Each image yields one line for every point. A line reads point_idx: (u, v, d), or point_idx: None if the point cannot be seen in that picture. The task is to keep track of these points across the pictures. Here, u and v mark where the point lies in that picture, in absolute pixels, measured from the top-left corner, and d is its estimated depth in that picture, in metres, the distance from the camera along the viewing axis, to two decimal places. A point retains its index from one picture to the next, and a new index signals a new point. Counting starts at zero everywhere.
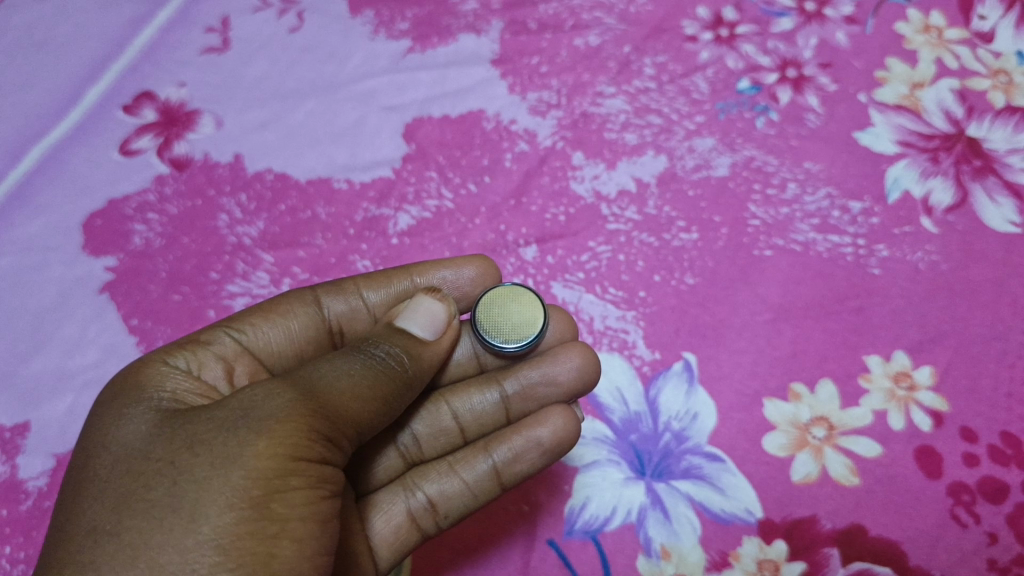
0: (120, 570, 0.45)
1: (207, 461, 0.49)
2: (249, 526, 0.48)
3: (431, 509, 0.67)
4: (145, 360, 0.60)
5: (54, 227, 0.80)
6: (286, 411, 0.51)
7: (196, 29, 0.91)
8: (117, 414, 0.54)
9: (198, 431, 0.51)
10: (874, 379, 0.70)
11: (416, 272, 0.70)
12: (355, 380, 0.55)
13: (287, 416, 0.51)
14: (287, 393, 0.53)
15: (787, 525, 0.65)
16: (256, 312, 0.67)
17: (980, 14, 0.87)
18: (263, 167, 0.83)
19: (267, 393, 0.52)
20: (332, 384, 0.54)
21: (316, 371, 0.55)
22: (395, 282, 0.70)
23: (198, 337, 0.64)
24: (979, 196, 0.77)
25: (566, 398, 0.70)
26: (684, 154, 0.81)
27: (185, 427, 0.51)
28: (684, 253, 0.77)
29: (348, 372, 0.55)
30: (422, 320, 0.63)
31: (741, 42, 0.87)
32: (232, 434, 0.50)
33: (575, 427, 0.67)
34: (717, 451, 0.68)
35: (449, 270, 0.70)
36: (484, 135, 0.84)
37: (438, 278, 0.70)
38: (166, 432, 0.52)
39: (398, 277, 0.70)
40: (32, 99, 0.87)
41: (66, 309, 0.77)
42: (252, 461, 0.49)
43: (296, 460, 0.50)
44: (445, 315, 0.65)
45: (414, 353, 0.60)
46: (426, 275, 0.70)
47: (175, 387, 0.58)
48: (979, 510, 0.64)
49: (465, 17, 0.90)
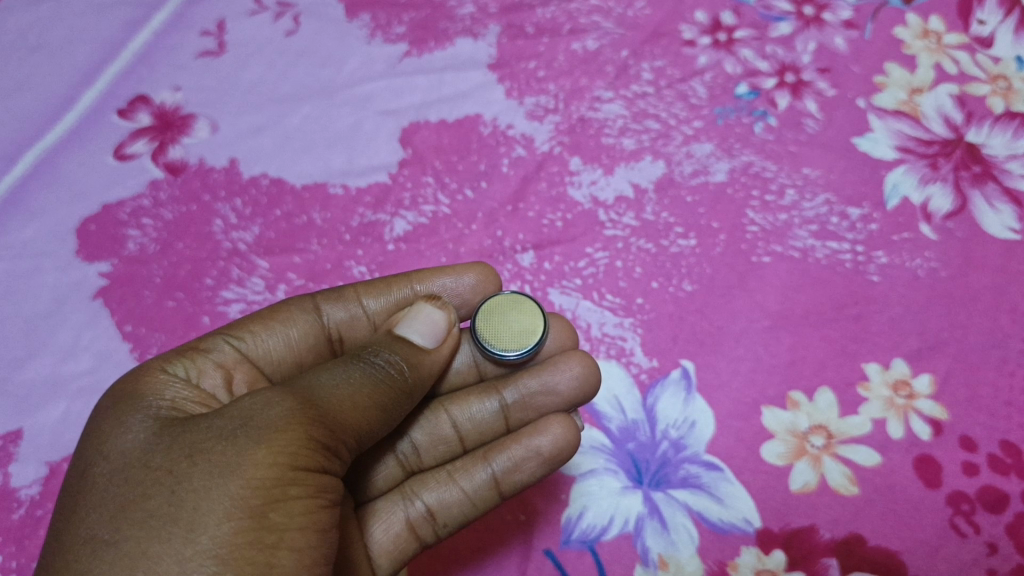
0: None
1: (206, 470, 0.48)
2: (247, 536, 0.47)
3: (430, 518, 0.66)
4: (143, 367, 0.59)
5: (48, 232, 0.80)
6: (285, 419, 0.51)
7: (192, 32, 0.90)
8: (116, 422, 0.54)
9: (197, 440, 0.50)
10: (873, 388, 0.69)
11: (416, 280, 0.70)
12: (354, 388, 0.55)
13: (286, 425, 0.51)
14: (286, 401, 0.52)
15: (785, 535, 0.65)
16: (255, 320, 0.67)
17: (979, 19, 0.87)
18: (259, 172, 0.83)
19: (266, 402, 0.52)
20: (332, 392, 0.54)
21: (315, 380, 0.55)
22: (395, 289, 0.70)
23: (197, 345, 0.63)
24: (978, 202, 0.77)
25: (566, 407, 0.69)
26: (682, 160, 0.81)
27: (184, 436, 0.51)
28: (682, 259, 0.76)
29: (347, 381, 0.55)
30: (421, 328, 0.63)
31: (740, 47, 0.87)
32: (231, 443, 0.49)
33: (575, 436, 0.66)
34: (715, 459, 0.68)
35: (449, 278, 0.70)
36: (481, 140, 0.84)
37: (438, 286, 0.70)
38: (164, 440, 0.51)
39: (398, 285, 0.70)
40: (26, 102, 0.86)
41: (60, 315, 0.76)
42: (252, 470, 0.49)
43: (295, 469, 0.50)
44: (445, 323, 0.64)
45: (414, 362, 0.60)
46: (426, 283, 0.70)
47: (174, 396, 0.57)
48: (978, 519, 0.64)
49: (462, 21, 0.90)
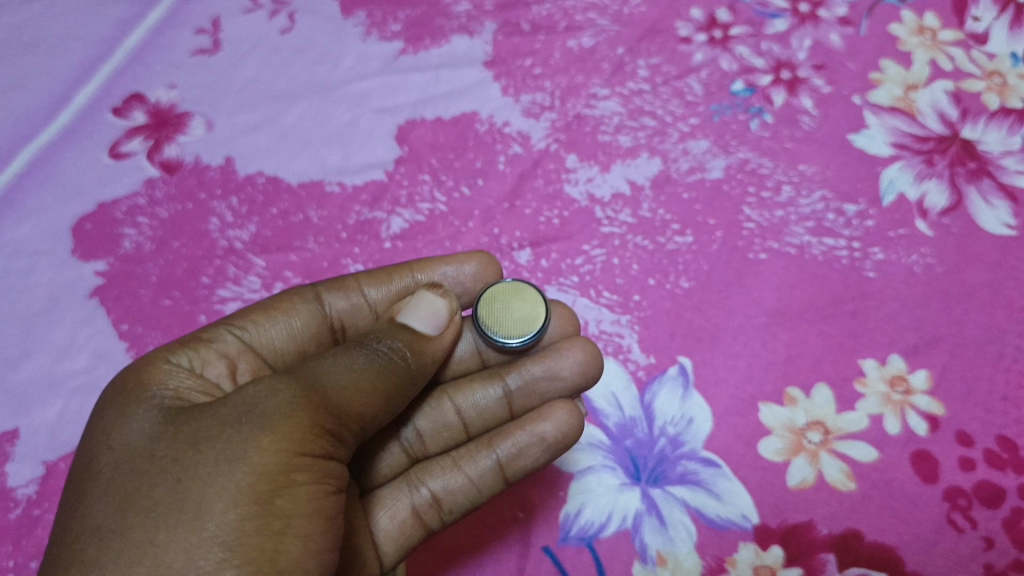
0: (128, 568, 0.45)
1: (211, 458, 0.48)
2: (253, 525, 0.47)
3: (436, 505, 0.66)
4: (147, 357, 0.59)
5: (44, 231, 0.79)
6: (290, 407, 0.51)
7: (187, 30, 0.90)
8: (121, 413, 0.53)
9: (201, 429, 0.50)
10: (870, 383, 0.69)
11: (417, 269, 0.70)
12: (358, 375, 0.54)
13: (291, 412, 0.50)
14: (290, 388, 0.52)
15: (783, 530, 0.65)
16: (257, 309, 0.67)
17: (974, 15, 0.87)
18: (255, 170, 0.82)
19: (271, 389, 0.51)
20: (336, 378, 0.53)
21: (319, 366, 0.54)
22: (397, 278, 0.69)
23: (200, 334, 0.63)
24: (974, 198, 0.77)
25: (570, 394, 0.69)
26: (678, 157, 0.81)
27: (188, 424, 0.51)
28: (679, 256, 0.76)
29: (351, 367, 0.54)
30: (424, 315, 0.62)
31: (735, 44, 0.87)
32: (235, 431, 0.49)
33: (579, 422, 0.66)
34: (712, 455, 0.68)
35: (450, 267, 0.70)
36: (477, 138, 0.84)
37: (440, 274, 0.69)
38: (170, 428, 0.51)
39: (399, 274, 0.69)
40: (20, 101, 0.86)
41: (56, 314, 0.76)
42: (256, 458, 0.48)
43: (301, 455, 0.50)
44: (447, 310, 0.63)
45: (416, 349, 0.60)
46: (427, 271, 0.69)
47: (179, 385, 0.57)
48: (975, 514, 0.64)
49: (458, 19, 0.90)
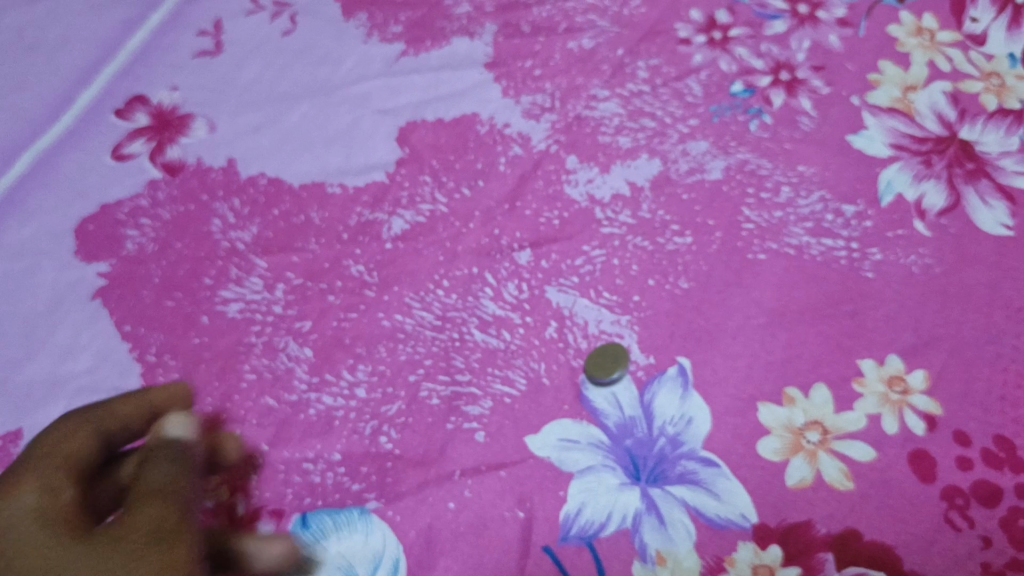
0: None
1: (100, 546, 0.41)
2: (147, 537, 0.41)
3: None
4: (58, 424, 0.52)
5: (47, 232, 0.80)
6: (166, 482, 0.46)
7: (190, 32, 0.92)
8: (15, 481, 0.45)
9: (65, 522, 0.43)
10: (868, 383, 0.70)
11: (155, 401, 0.58)
12: (175, 469, 0.47)
13: (166, 493, 0.45)
14: (160, 465, 0.47)
15: (781, 529, 0.65)
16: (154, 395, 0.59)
17: (971, 16, 0.88)
18: (256, 171, 0.83)
19: (142, 466, 0.47)
20: (167, 472, 0.46)
21: (168, 443, 0.49)
22: (168, 411, 0.58)
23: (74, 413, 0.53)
24: (972, 199, 0.77)
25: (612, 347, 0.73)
26: (677, 158, 0.81)
27: (52, 512, 0.44)
28: (679, 257, 0.76)
29: (173, 459, 0.47)
30: (170, 432, 0.50)
31: (734, 45, 0.88)
32: (59, 523, 0.43)
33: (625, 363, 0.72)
34: (711, 455, 0.68)
35: (155, 401, 0.58)
36: (478, 139, 0.84)
37: (149, 407, 0.57)
38: (71, 485, 0.47)
39: (167, 403, 0.58)
40: (24, 103, 0.87)
41: (59, 315, 0.76)
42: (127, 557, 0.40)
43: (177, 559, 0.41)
44: (192, 430, 0.51)
45: (190, 471, 0.48)
46: (138, 403, 0.56)
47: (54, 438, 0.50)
48: (973, 513, 0.64)
49: (459, 20, 0.92)
